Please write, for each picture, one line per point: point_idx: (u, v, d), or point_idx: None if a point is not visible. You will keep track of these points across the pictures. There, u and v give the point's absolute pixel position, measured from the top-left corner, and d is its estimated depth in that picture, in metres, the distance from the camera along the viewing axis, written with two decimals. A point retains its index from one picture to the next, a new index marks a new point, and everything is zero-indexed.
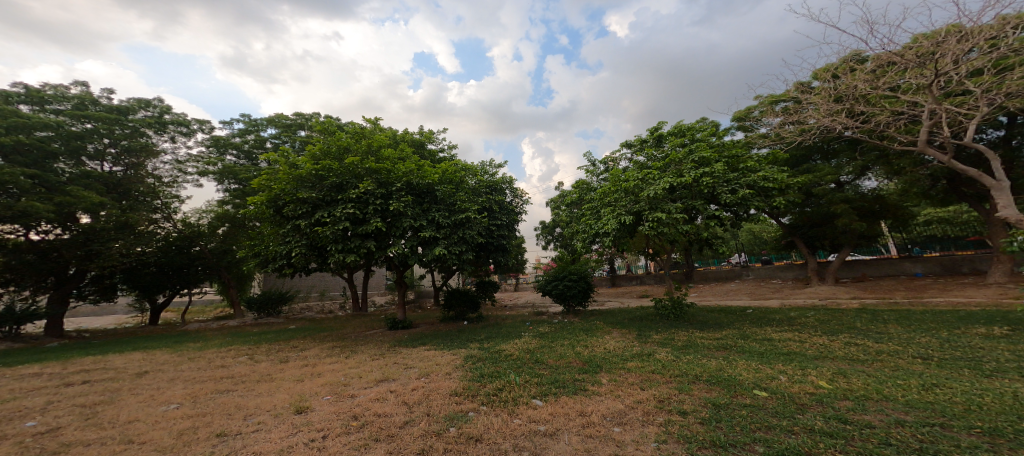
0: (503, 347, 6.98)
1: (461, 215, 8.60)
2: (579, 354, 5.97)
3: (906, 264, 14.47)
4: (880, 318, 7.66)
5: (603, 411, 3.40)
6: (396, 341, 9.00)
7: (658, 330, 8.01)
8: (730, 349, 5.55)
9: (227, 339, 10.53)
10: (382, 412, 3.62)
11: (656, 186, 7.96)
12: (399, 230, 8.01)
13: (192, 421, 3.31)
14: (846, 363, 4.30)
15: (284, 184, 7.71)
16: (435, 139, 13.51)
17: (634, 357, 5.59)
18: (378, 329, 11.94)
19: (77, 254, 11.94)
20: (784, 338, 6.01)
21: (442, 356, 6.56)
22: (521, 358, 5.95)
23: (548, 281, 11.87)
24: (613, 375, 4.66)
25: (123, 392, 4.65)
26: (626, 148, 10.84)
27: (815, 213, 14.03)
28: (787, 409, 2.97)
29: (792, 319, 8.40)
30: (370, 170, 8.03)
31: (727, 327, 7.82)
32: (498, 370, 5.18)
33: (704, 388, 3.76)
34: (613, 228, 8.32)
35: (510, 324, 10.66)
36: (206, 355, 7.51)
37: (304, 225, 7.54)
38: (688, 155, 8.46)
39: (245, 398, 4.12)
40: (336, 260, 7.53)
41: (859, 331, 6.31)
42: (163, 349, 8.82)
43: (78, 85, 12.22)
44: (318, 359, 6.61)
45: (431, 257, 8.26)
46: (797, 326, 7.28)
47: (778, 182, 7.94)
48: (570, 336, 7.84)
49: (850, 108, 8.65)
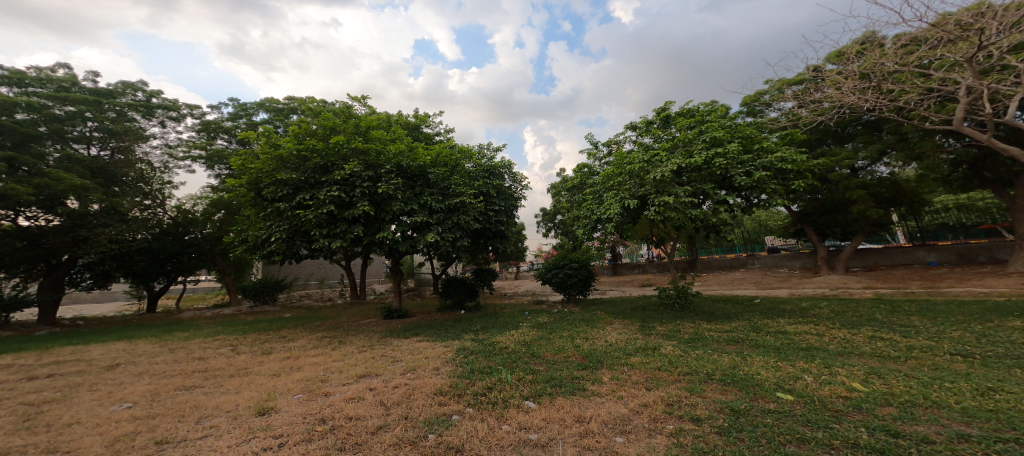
0: (499, 338, 6.59)
1: (456, 200, 8.20)
2: (578, 347, 5.57)
3: (919, 253, 13.94)
4: (900, 309, 7.18)
5: (604, 417, 2.99)
6: (389, 331, 8.70)
7: (663, 321, 7.61)
8: (741, 343, 5.13)
9: (218, 328, 10.26)
10: (355, 414, 3.21)
11: (663, 168, 7.45)
12: (389, 215, 7.58)
13: (136, 425, 2.95)
14: (877, 361, 3.87)
15: (265, 165, 7.26)
16: (431, 123, 13.02)
17: (638, 351, 5.18)
18: (373, 318, 11.68)
19: (64, 241, 11.62)
20: (801, 332, 5.56)
21: (434, 349, 6.20)
22: (516, 351, 5.56)
23: (548, 269, 11.47)
24: (615, 372, 4.25)
25: (82, 388, 4.27)
26: (630, 131, 10.33)
27: (827, 200, 13.51)
28: (820, 417, 2.53)
29: (804, 310, 7.94)
30: (357, 151, 7.57)
31: (737, 318, 7.40)
32: (490, 366, 4.78)
33: (719, 389, 3.33)
34: (616, 213, 7.86)
35: (508, 314, 10.31)
36: (189, 345, 7.16)
37: (286, 209, 7.11)
38: (698, 136, 7.95)
39: (210, 395, 3.74)
40: (320, 245, 7.12)
41: (881, 323, 5.87)
42: (149, 338, 8.53)
43: (60, 66, 11.64)
44: (301, 351, 6.23)
45: (423, 244, 7.88)
46: (812, 318, 6.82)
47: (795, 164, 7.41)
48: (570, 326, 7.48)
49: (875, 86, 8.06)
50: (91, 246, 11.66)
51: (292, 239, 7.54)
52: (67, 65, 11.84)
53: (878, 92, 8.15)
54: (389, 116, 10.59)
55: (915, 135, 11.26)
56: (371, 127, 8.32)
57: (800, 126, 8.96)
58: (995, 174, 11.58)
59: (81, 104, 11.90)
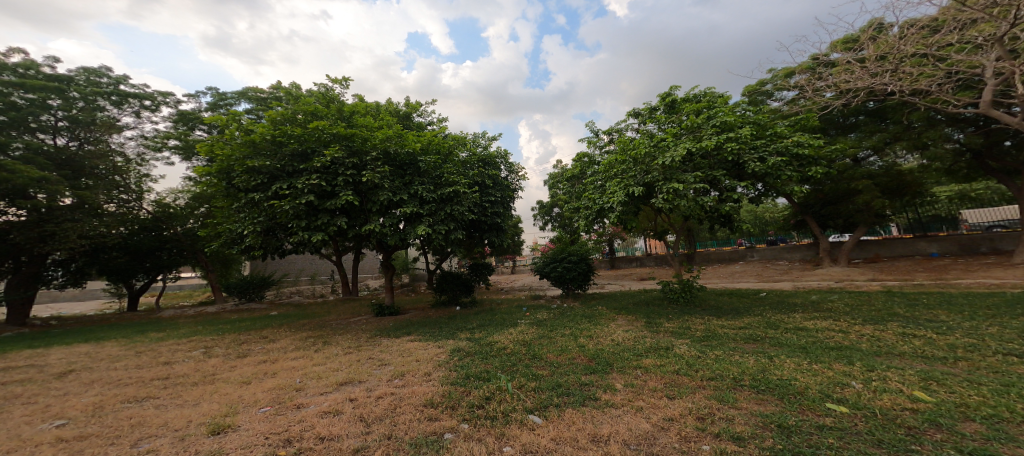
0: (496, 338, 6.10)
1: (449, 189, 7.74)
2: (582, 347, 5.10)
3: (921, 244, 13.67)
4: (918, 303, 6.83)
5: (624, 435, 2.52)
6: (379, 330, 8.18)
7: (669, 317, 7.19)
8: (761, 342, 4.70)
9: (198, 328, 9.66)
10: (329, 433, 2.72)
11: (671, 153, 7.02)
12: (377, 205, 7.06)
13: (55, 453, 2.42)
14: (921, 362, 3.48)
15: (236, 152, 6.64)
16: (423, 112, 12.46)
17: (650, 352, 4.73)
18: (364, 315, 11.18)
19: (29, 237, 10.91)
20: (822, 328, 5.14)
21: (426, 350, 5.74)
22: (515, 352, 5.09)
23: (546, 263, 11.00)
24: (628, 377, 3.80)
25: (17, 401, 3.71)
26: (632, 118, 9.93)
27: (831, 190, 13.18)
28: (895, 436, 2.11)
29: (816, 304, 7.55)
30: (342, 137, 7.05)
31: (746, 313, 7.01)
32: (488, 370, 4.30)
33: (754, 399, 2.92)
34: (621, 201, 7.38)
35: (504, 310, 9.85)
36: (159, 347, 6.57)
37: (260, 199, 6.51)
38: (707, 121, 7.53)
39: (162, 409, 3.22)
40: (300, 239, 6.55)
41: (906, 318, 5.49)
42: (119, 339, 7.93)
43: (17, 51, 10.88)
44: (279, 353, 5.70)
45: (414, 237, 7.39)
46: (828, 312, 6.45)
47: (810, 150, 7.02)
48: (571, 323, 7.05)
49: (891, 71, 7.73)
50: (60, 242, 11.03)
51: (270, 232, 6.99)
52: (25, 50, 11.07)
53: (892, 77, 7.81)
54: (379, 105, 10.04)
55: (920, 124, 10.97)
56: (356, 113, 7.77)
57: (809, 112, 8.57)
58: (1001, 163, 11.36)
59: (42, 92, 11.18)
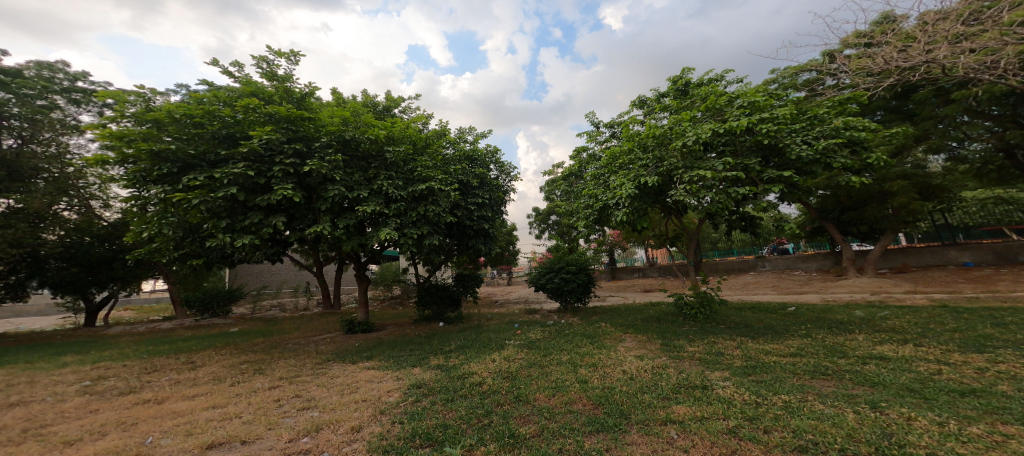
0: (472, 368, 4.68)
1: (421, 186, 6.45)
2: (585, 383, 3.72)
3: (951, 252, 12.18)
4: (1007, 321, 5.42)
5: None
6: (337, 352, 6.80)
7: (690, 339, 5.80)
8: (839, 378, 3.34)
9: (132, 348, 8.23)
10: None
11: (691, 135, 5.76)
12: (327, 201, 5.75)
13: None
14: None
15: (136, 134, 5.26)
16: (406, 108, 11.26)
17: (680, 393, 3.35)
18: (334, 332, 9.77)
19: None
20: (918, 360, 3.73)
21: (376, 385, 4.35)
22: (494, 391, 3.70)
23: (542, 273, 9.59)
24: (658, 443, 2.45)
25: None
26: (636, 108, 8.78)
27: (853, 195, 11.93)
28: None
29: (869, 322, 6.15)
30: (287, 119, 5.81)
31: (789, 333, 5.62)
32: (444, 425, 2.91)
33: None
34: (628, 194, 6.06)
35: (494, 327, 8.44)
36: (41, 378, 5.15)
37: (170, 192, 5.15)
38: (730, 101, 6.33)
39: None
40: (219, 242, 5.18)
41: (1019, 345, 4.08)
42: (16, 365, 6.48)
43: None
44: (178, 389, 4.28)
45: (375, 241, 6.07)
46: (899, 333, 5.03)
47: (859, 135, 5.73)
48: (568, 345, 5.66)
49: (943, 50, 6.54)
50: None
51: (192, 235, 5.65)
52: None
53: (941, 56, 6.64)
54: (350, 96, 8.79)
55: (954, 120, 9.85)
56: (311, 97, 6.54)
57: (850, 95, 7.33)
58: None
59: None
